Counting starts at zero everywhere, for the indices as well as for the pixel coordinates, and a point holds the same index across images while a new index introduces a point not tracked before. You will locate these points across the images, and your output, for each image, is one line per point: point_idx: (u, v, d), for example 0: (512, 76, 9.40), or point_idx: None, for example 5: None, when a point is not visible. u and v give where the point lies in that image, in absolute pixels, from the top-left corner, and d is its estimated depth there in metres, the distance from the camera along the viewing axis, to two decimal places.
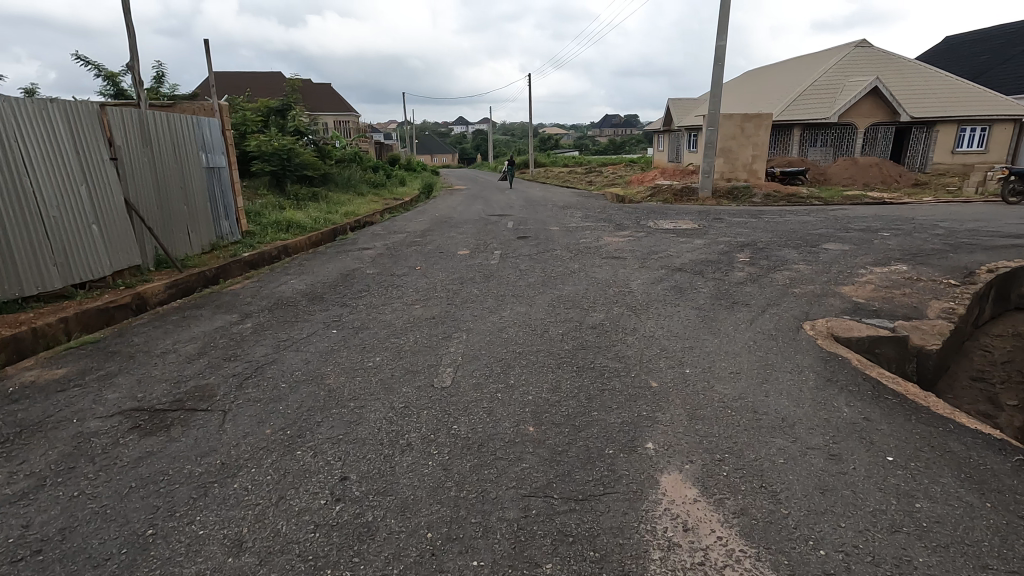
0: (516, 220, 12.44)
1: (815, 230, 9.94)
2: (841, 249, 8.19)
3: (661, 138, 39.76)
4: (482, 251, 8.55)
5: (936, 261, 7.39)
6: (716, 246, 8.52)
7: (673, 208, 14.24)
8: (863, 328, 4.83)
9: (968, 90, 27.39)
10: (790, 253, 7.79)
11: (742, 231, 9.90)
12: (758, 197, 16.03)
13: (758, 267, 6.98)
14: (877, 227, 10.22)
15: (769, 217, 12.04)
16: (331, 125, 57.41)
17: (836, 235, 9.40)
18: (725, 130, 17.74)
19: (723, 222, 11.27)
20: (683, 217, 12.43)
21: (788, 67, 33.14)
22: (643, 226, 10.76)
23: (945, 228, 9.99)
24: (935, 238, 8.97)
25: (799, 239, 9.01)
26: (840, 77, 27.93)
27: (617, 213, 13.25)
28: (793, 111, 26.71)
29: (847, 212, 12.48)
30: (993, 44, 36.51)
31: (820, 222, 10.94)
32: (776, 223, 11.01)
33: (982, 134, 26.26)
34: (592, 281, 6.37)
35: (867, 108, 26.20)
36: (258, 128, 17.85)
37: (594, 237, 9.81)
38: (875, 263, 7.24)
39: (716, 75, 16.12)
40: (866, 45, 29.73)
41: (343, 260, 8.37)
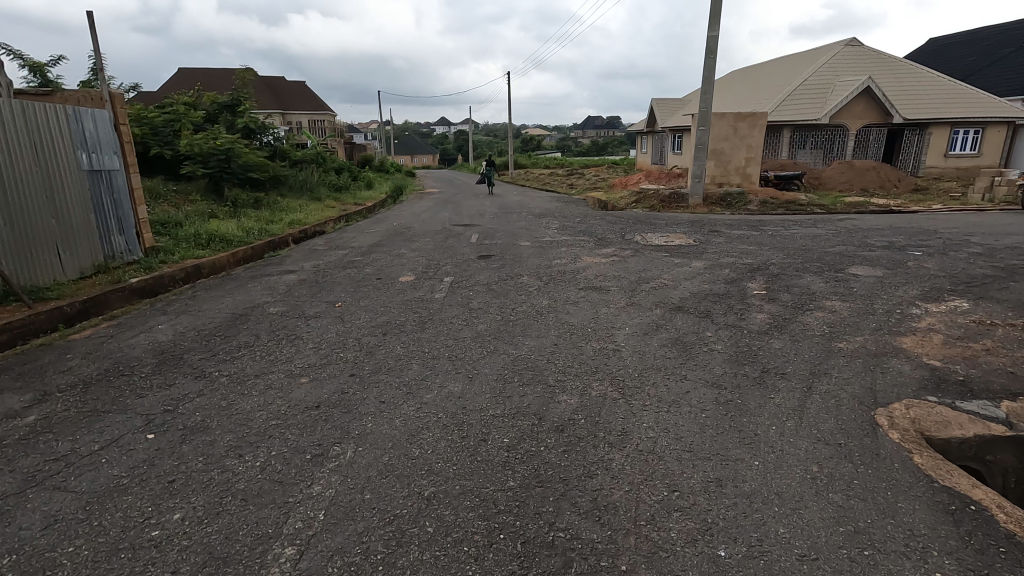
0: (482, 233, 10.71)
1: (831, 248, 8.42)
2: (873, 274, 6.66)
3: (644, 140, 38.43)
4: (433, 277, 6.85)
5: (999, 293, 5.90)
6: (719, 270, 6.96)
7: (663, 217, 12.74)
8: (965, 422, 3.22)
9: (962, 90, 26.41)
10: (814, 282, 6.23)
11: (747, 249, 8.34)
12: (753, 205, 14.58)
13: (779, 305, 5.39)
14: (902, 243, 8.77)
15: (772, 229, 10.59)
16: (303, 124, 55.19)
17: (859, 254, 7.88)
18: (715, 132, 16.23)
19: (721, 237, 9.73)
20: (674, 228, 10.92)
21: (776, 67, 31.94)
22: (629, 242, 9.16)
23: (983, 245, 8.54)
24: (979, 260, 7.49)
25: (817, 260, 7.47)
26: (831, 77, 26.74)
27: (599, 223, 11.67)
28: (783, 112, 25.41)
29: (858, 223, 11.10)
30: (982, 45, 35.72)
31: (833, 237, 9.45)
32: (784, 237, 9.49)
33: (975, 137, 25.34)
34: (564, 329, 4.71)
35: (860, 109, 25.04)
36: (198, 124, 15.88)
37: (573, 256, 8.18)
38: (925, 297, 5.69)
39: (707, 70, 14.60)
40: (856, 43, 28.66)
41: (252, 290, 6.57)
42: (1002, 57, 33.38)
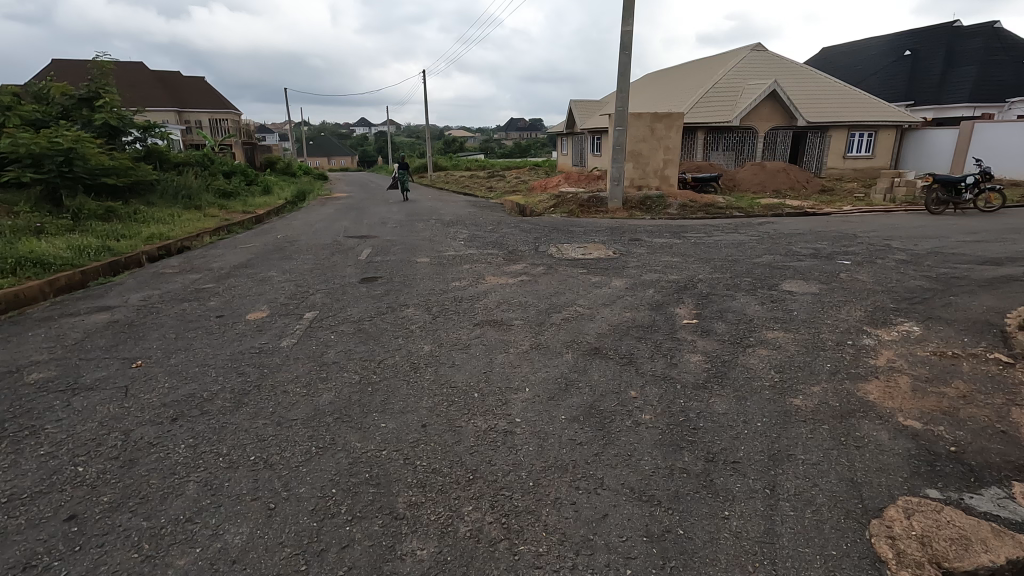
0: (377, 247, 9.28)
1: (757, 258, 7.75)
2: (808, 291, 5.92)
3: (564, 141, 37.93)
4: (292, 312, 5.38)
5: (943, 311, 5.28)
6: (641, 290, 6.00)
7: (581, 224, 11.85)
8: (986, 534, 2.26)
9: (857, 95, 27.80)
10: (749, 305, 5.35)
11: (670, 263, 7.48)
12: (673, 209, 14.05)
13: (715, 339, 4.41)
14: (827, 250, 8.26)
15: (694, 235, 9.92)
16: (201, 123, 50.60)
17: (788, 265, 7.21)
18: (631, 133, 15.63)
19: (642, 246, 8.87)
20: (593, 237, 10.00)
21: (688, 70, 32.43)
22: (542, 256, 8.08)
23: (906, 250, 8.19)
24: (907, 268, 7.01)
25: (746, 274, 6.70)
26: (740, 81, 27.34)
27: (513, 233, 10.56)
28: (696, 114, 25.58)
29: (779, 228, 10.69)
30: (869, 55, 38.23)
31: (757, 244, 8.86)
32: (707, 246, 8.79)
33: (869, 139, 26.73)
34: (444, 395, 3.45)
35: (767, 112, 25.68)
36: (36, 119, 13.23)
37: (477, 276, 6.96)
38: (871, 321, 4.94)
39: (622, 68, 13.88)
40: (762, 48, 29.59)
41: (31, 340, 4.81)
42: (886, 66, 35.90)
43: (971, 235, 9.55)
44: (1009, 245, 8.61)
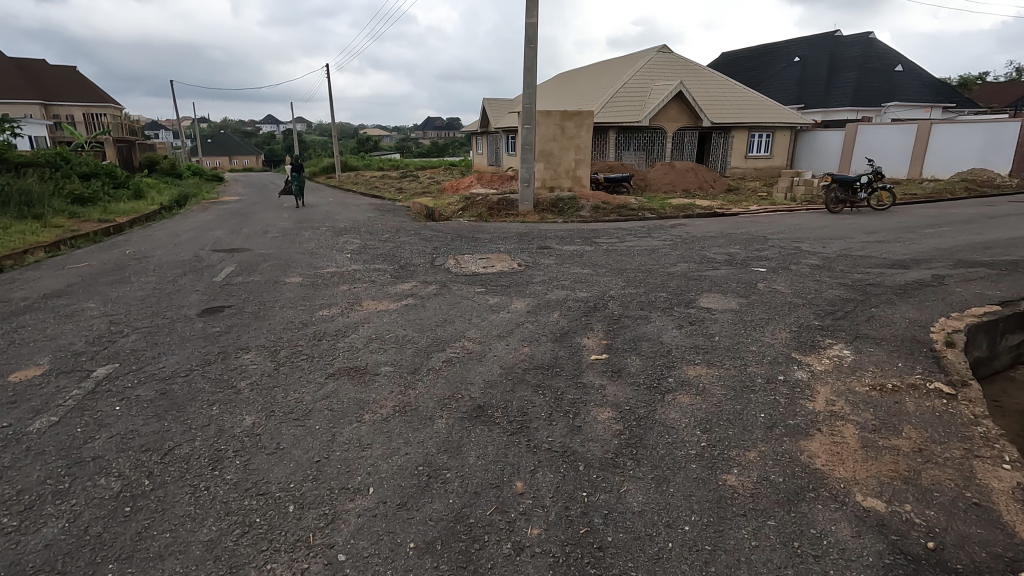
0: (244, 264, 7.83)
1: (671, 266, 7.16)
2: (727, 307, 5.31)
3: (479, 141, 36.86)
4: (81, 367, 3.98)
5: (868, 327, 4.81)
6: (544, 314, 5.11)
7: (489, 230, 10.94)
8: None
9: (755, 97, 28.99)
10: (665, 330, 4.60)
11: (580, 276, 6.69)
12: (585, 211, 13.46)
13: (628, 383, 3.58)
14: (741, 255, 7.86)
15: (606, 241, 9.30)
16: (72, 119, 44.94)
17: (704, 275, 6.65)
18: (540, 131, 14.91)
19: (551, 255, 8.08)
20: (499, 245, 9.09)
21: (598, 71, 32.56)
22: (437, 271, 7.04)
23: (816, 253, 7.95)
24: (822, 275, 6.66)
25: (660, 289, 6.03)
26: (648, 81, 27.67)
27: (411, 243, 9.43)
28: (607, 114, 25.51)
29: (691, 231, 10.32)
30: (763, 60, 40.35)
31: (671, 250, 8.32)
32: (620, 253, 8.15)
33: (767, 140, 27.92)
34: (242, 513, 2.32)
35: (674, 112, 26.09)
36: None
37: (353, 299, 5.79)
38: (799, 346, 4.33)
39: (527, 62, 13.10)
40: (667, 50, 30.20)
41: None
42: (779, 71, 38.01)
43: (871, 235, 9.59)
44: (908, 245, 8.63)
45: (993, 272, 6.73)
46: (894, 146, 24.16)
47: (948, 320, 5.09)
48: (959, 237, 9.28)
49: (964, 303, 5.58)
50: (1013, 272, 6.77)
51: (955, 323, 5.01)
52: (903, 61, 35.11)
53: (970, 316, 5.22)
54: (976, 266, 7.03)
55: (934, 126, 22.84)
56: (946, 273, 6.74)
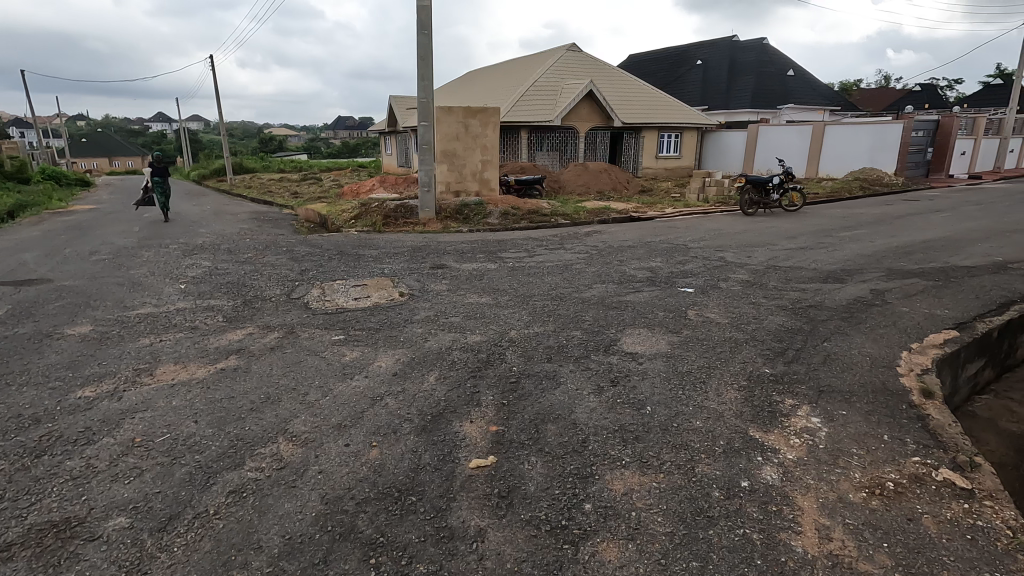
0: (24, 305, 5.75)
1: (585, 290, 5.96)
2: (655, 353, 4.12)
3: (388, 142, 34.58)
4: None
5: (829, 374, 3.79)
6: (416, 378, 3.68)
7: (380, 243, 9.37)
8: None
9: (664, 98, 29.15)
10: (578, 400, 3.32)
11: (475, 309, 5.32)
12: (494, 218, 12.17)
13: (521, 521, 2.24)
14: (664, 272, 6.84)
15: (512, 256, 8.03)
16: None
17: (624, 301, 5.51)
18: (441, 130, 13.45)
19: (444, 278, 6.68)
20: (387, 264, 7.57)
21: (508, 69, 31.54)
22: (292, 307, 5.41)
23: (742, 266, 7.11)
24: (756, 295, 5.75)
25: (573, 325, 4.79)
26: (558, 80, 27.00)
27: (275, 264, 7.68)
28: (517, 113, 24.45)
29: (607, 241, 9.33)
30: (667, 63, 41.27)
31: (585, 267, 7.18)
32: (526, 273, 6.89)
33: (676, 140, 28.10)
34: None
35: (585, 112, 25.53)
36: None
37: (145, 362, 4.05)
38: (756, 416, 3.20)
39: (421, 50, 11.55)
40: (576, 49, 29.72)
41: None
42: (683, 73, 38.90)
43: (791, 240, 9.05)
44: (831, 251, 8.08)
45: (928, 285, 6.14)
46: (792, 146, 24.96)
47: (911, 354, 4.24)
48: (876, 241, 8.93)
49: (917, 327, 4.80)
50: (946, 284, 6.24)
51: (920, 359, 4.16)
52: (793, 66, 37.03)
53: (931, 347, 4.41)
54: (908, 277, 6.47)
55: (827, 128, 23.75)
56: (883, 287, 6.06)
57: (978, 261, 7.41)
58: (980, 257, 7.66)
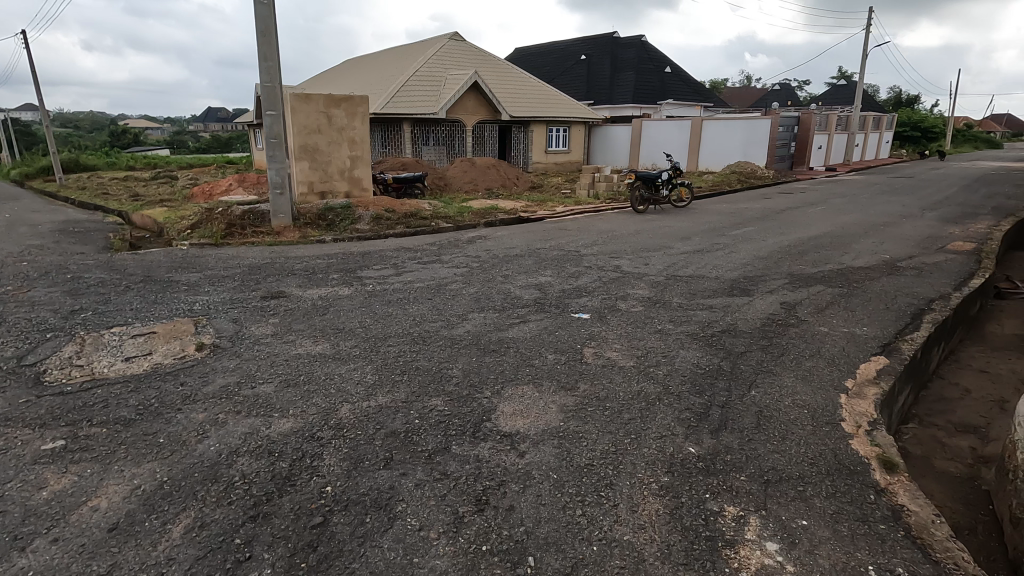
0: None
1: (457, 325, 4.69)
2: (543, 433, 2.95)
3: (258, 136, 31.07)
4: None
5: (769, 449, 2.83)
6: (152, 533, 2.18)
7: (210, 263, 7.47)
8: None
9: (550, 91, 28.69)
10: (419, 559, 2.03)
11: (302, 366, 3.85)
12: (364, 223, 10.56)
13: None
14: (555, 291, 5.76)
15: (375, 275, 6.58)
16: None
17: (506, 339, 4.32)
18: (298, 121, 11.51)
19: (277, 313, 5.09)
20: (206, 294, 5.80)
21: (388, 58, 29.45)
22: (12, 383, 3.58)
23: (640, 279, 6.23)
24: (660, 320, 4.84)
25: (435, 386, 3.50)
26: (440, 71, 25.49)
27: (41, 302, 5.59)
28: (397, 104, 22.60)
29: (491, 249, 8.17)
30: (553, 57, 41.21)
31: (462, 288, 5.94)
32: (387, 299, 5.50)
33: (564, 134, 27.76)
34: None
35: (471, 104, 24.29)
36: None
37: None
38: (692, 554, 2.11)
39: (260, 23, 9.56)
40: (459, 38, 28.34)
41: None
42: (568, 68, 38.99)
43: (686, 242, 8.45)
44: (728, 255, 7.51)
45: (834, 293, 5.61)
46: (674, 141, 25.54)
47: (850, 399, 3.43)
48: (768, 240, 8.59)
49: (843, 355, 4.07)
50: (850, 290, 5.76)
51: (863, 407, 3.34)
52: (670, 63, 38.42)
53: (867, 383, 3.67)
54: (811, 285, 5.94)
55: (704, 123, 24.51)
56: (791, 299, 5.44)
57: (869, 260, 7.17)
58: (868, 255, 7.47)
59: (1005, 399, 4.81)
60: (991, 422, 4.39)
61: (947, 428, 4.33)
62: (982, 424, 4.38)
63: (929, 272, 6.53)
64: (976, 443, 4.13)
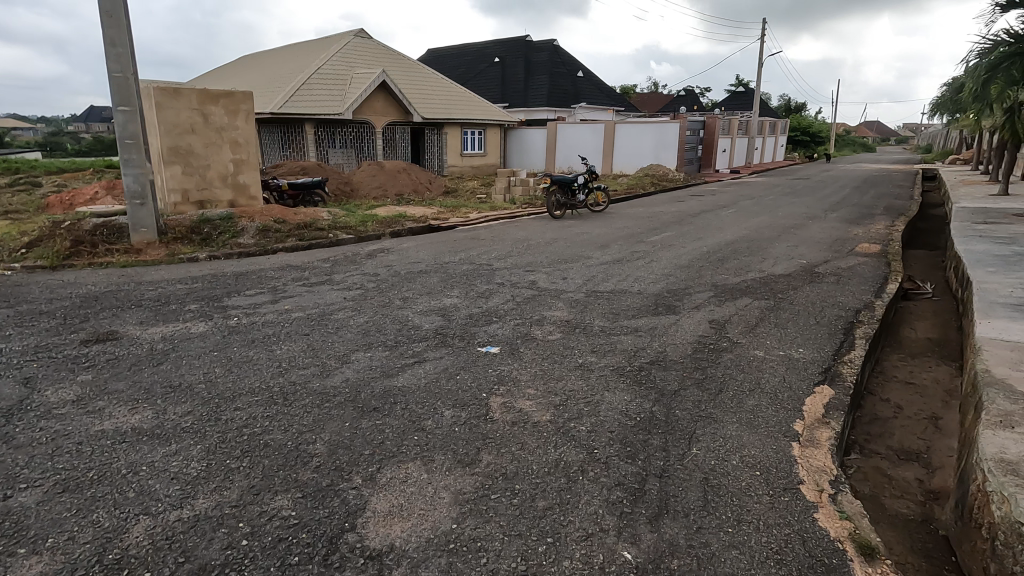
0: None
1: (334, 371, 3.74)
2: (428, 547, 2.12)
3: None
4: None
5: (724, 543, 2.18)
6: None
7: (32, 293, 5.97)
8: None
9: (463, 93, 27.88)
10: None
11: (98, 453, 2.76)
12: (247, 236, 9.20)
13: None
14: (460, 318, 4.94)
15: (246, 303, 5.44)
16: None
17: (395, 389, 3.45)
18: (165, 120, 9.91)
19: (95, 366, 3.88)
20: (1, 341, 4.42)
21: (287, 54, 27.35)
22: None
23: (558, 299, 5.54)
24: (581, 351, 4.16)
25: (284, 475, 2.56)
26: (345, 69, 23.93)
27: None
28: (298, 103, 20.86)
29: (394, 265, 7.23)
30: (466, 59, 40.46)
31: (351, 317, 4.98)
32: (251, 338, 4.43)
33: (479, 137, 27.04)
34: None
35: (379, 105, 22.96)
36: None
37: None
38: None
39: (105, 2, 7.97)
40: (365, 35, 26.84)
41: None
42: (482, 70, 38.37)
43: (604, 251, 7.94)
44: (650, 265, 7.04)
45: (763, 308, 5.20)
46: (589, 144, 25.57)
47: (804, 450, 2.87)
48: (687, 246, 8.27)
49: (785, 388, 3.56)
50: (777, 302, 5.40)
51: (820, 460, 2.80)
52: (582, 68, 38.84)
53: (818, 424, 3.15)
54: (737, 298, 5.53)
55: (617, 126, 24.71)
56: (720, 316, 4.96)
57: (788, 266, 6.97)
58: (786, 261, 7.28)
59: (936, 415, 4.57)
60: (930, 446, 4.09)
61: (891, 457, 3.96)
62: (922, 448, 4.06)
63: (847, 279, 6.38)
64: (922, 474, 3.77)
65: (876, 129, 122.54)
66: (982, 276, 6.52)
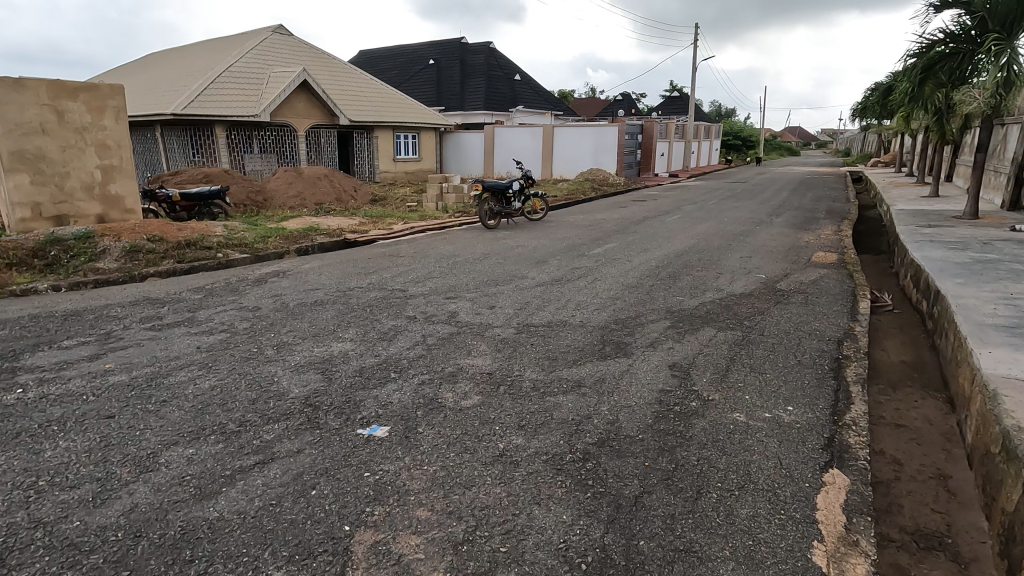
0: None
1: (117, 497, 2.39)
2: None
3: None
4: None
5: None
6: None
7: None
8: None
9: (394, 95, 26.37)
10: None
11: None
12: (111, 259, 7.52)
13: None
14: (347, 376, 3.67)
15: (56, 362, 3.95)
16: None
17: (206, 527, 2.17)
18: (4, 118, 8.04)
19: None
20: None
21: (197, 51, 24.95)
22: None
23: (481, 340, 4.36)
24: (506, 427, 2.98)
25: None
26: (262, 68, 21.95)
27: None
28: (206, 104, 18.77)
29: (285, 295, 5.85)
30: (399, 61, 38.86)
31: (195, 381, 3.62)
32: (22, 427, 3.00)
33: (413, 141, 25.58)
34: None
35: (301, 106, 21.12)
36: None
37: None
38: None
39: None
40: (284, 32, 24.86)
41: None
42: (416, 73, 36.87)
43: (541, 269, 6.86)
44: (593, 286, 5.99)
45: (732, 344, 4.22)
46: (527, 148, 24.66)
47: None
48: (634, 261, 7.31)
49: (785, 480, 2.53)
50: (746, 334, 4.45)
51: None
52: (519, 71, 38.08)
53: (845, 550, 2.12)
54: (699, 330, 4.55)
55: (555, 130, 23.94)
56: (683, 358, 3.93)
57: (747, 283, 6.10)
58: (743, 276, 6.43)
59: (943, 472, 3.71)
60: (951, 525, 3.19)
61: (910, 547, 3.01)
62: (944, 529, 3.15)
63: (815, 298, 5.54)
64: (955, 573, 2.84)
65: (797, 134, 129.29)
66: (955, 289, 5.85)
